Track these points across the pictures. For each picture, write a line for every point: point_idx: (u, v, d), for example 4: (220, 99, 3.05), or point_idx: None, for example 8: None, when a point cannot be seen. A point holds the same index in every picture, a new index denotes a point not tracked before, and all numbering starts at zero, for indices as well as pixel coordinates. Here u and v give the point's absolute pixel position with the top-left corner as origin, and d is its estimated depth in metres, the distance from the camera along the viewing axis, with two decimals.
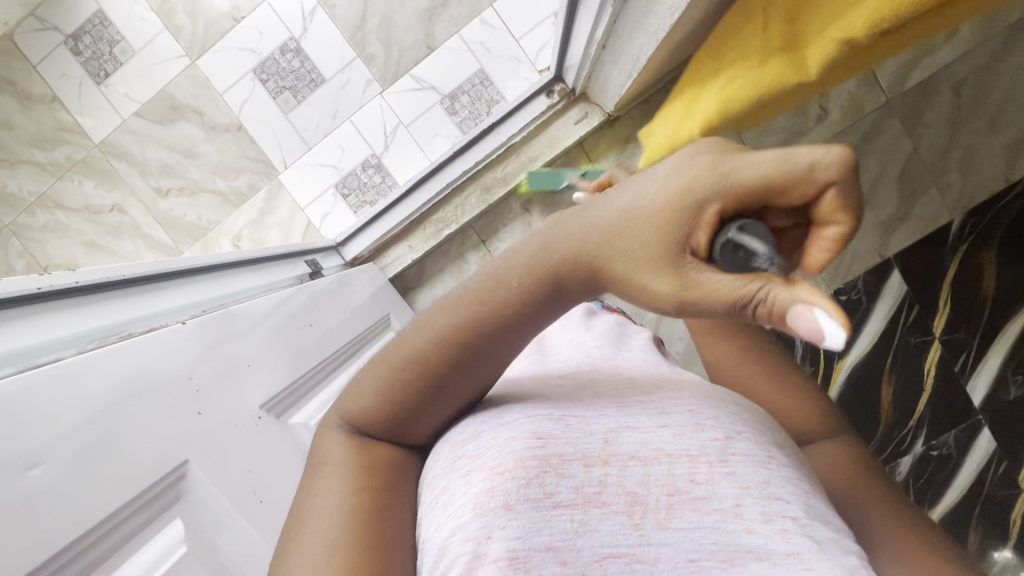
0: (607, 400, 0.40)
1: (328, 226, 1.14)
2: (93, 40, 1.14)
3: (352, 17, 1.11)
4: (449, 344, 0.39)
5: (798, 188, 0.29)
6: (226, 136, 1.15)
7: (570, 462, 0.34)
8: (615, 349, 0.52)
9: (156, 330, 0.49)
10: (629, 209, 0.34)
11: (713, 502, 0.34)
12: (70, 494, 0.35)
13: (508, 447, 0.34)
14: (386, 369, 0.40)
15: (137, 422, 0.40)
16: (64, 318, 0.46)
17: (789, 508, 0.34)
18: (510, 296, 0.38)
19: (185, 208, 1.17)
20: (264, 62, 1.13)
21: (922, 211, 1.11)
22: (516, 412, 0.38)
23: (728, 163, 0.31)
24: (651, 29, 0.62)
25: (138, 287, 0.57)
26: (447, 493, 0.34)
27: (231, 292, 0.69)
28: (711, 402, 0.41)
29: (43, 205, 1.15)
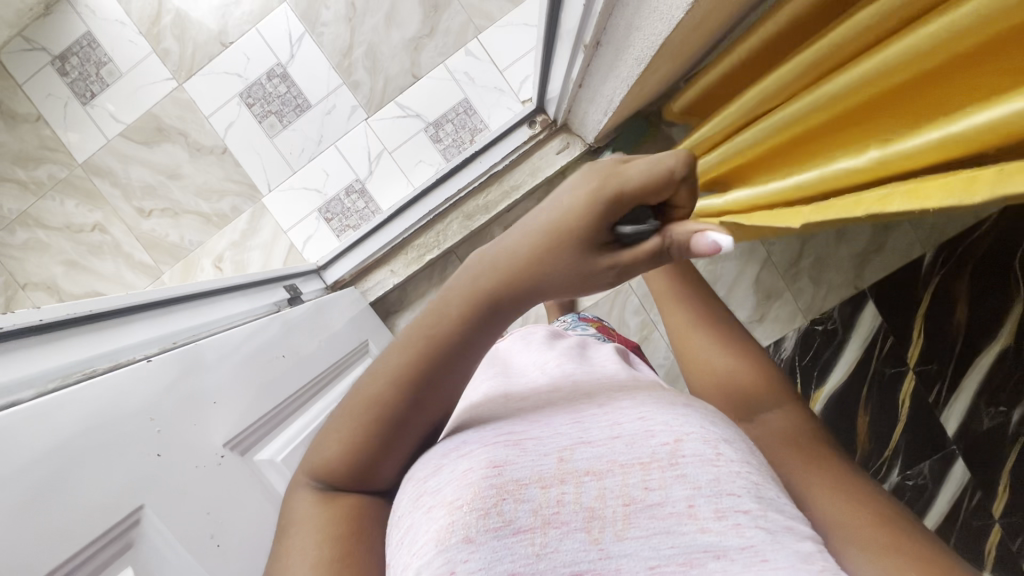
0: (563, 417, 0.41)
1: (309, 249, 1.15)
2: (81, 61, 1.15)
3: (339, 45, 1.13)
4: (402, 378, 0.40)
5: (656, 187, 0.38)
6: (211, 158, 1.16)
7: (527, 486, 0.34)
8: (574, 366, 0.53)
9: (121, 367, 0.49)
10: (534, 231, 0.41)
11: (668, 506, 0.34)
12: (14, 547, 0.34)
13: (466, 480, 0.34)
14: (345, 424, 0.41)
15: (90, 466, 0.40)
16: (29, 355, 0.45)
17: (742, 502, 0.35)
18: (454, 327, 0.40)
19: (167, 229, 1.17)
20: (250, 87, 1.14)
21: (895, 245, 1.16)
22: (476, 442, 0.38)
23: (615, 176, 0.39)
24: (621, 76, 0.63)
25: (106, 321, 0.56)
26: (411, 533, 0.34)
27: (205, 322, 0.70)
28: (664, 405, 0.42)
29: (23, 223, 1.15)
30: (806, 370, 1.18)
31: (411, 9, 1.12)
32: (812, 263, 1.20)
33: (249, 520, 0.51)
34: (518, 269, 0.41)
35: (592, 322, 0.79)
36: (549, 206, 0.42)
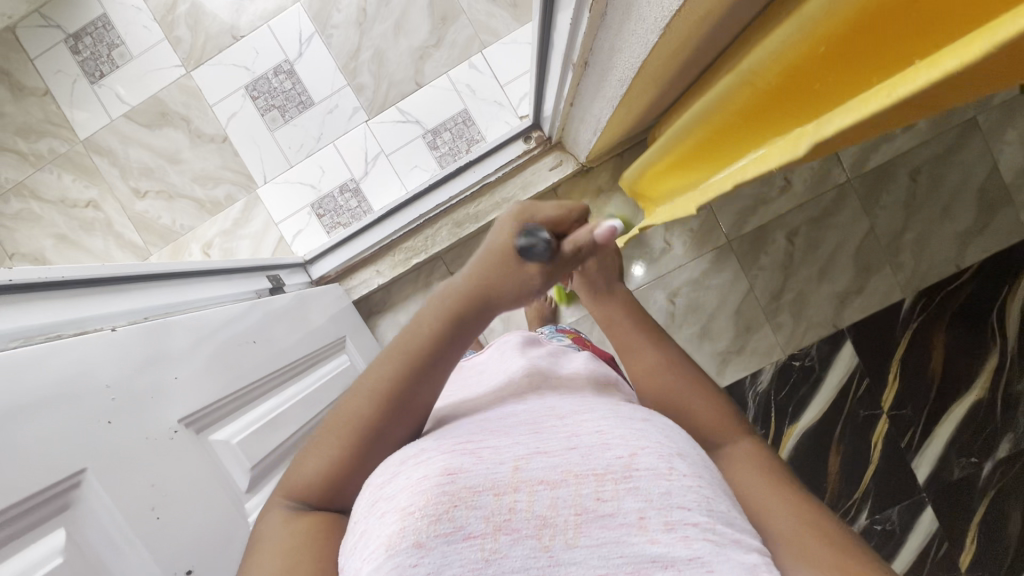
0: (522, 427, 0.42)
1: (299, 243, 1.17)
2: (93, 42, 1.17)
3: (347, 47, 1.15)
4: (376, 395, 0.45)
5: (561, 218, 0.48)
6: (211, 146, 1.17)
7: (480, 493, 0.34)
8: (535, 378, 0.54)
9: (84, 335, 0.49)
10: (484, 256, 0.47)
11: (618, 517, 0.35)
12: None
13: (420, 486, 0.34)
14: (321, 443, 0.46)
15: (39, 429, 0.40)
16: None
17: (691, 515, 0.36)
18: (426, 341, 0.46)
19: (160, 211, 1.18)
20: (256, 80, 1.16)
21: (876, 286, 1.17)
22: (434, 450, 0.39)
23: (527, 206, 0.48)
24: (607, 97, 0.65)
25: (77, 291, 0.57)
26: (363, 537, 0.34)
27: (179, 303, 0.70)
28: (617, 418, 0.43)
29: (19, 192, 1.18)
30: (781, 405, 1.15)
31: (421, 19, 1.14)
32: (793, 299, 1.19)
33: (193, 499, 0.50)
34: (471, 288, 0.47)
35: (568, 333, 0.79)
36: (495, 233, 0.48)
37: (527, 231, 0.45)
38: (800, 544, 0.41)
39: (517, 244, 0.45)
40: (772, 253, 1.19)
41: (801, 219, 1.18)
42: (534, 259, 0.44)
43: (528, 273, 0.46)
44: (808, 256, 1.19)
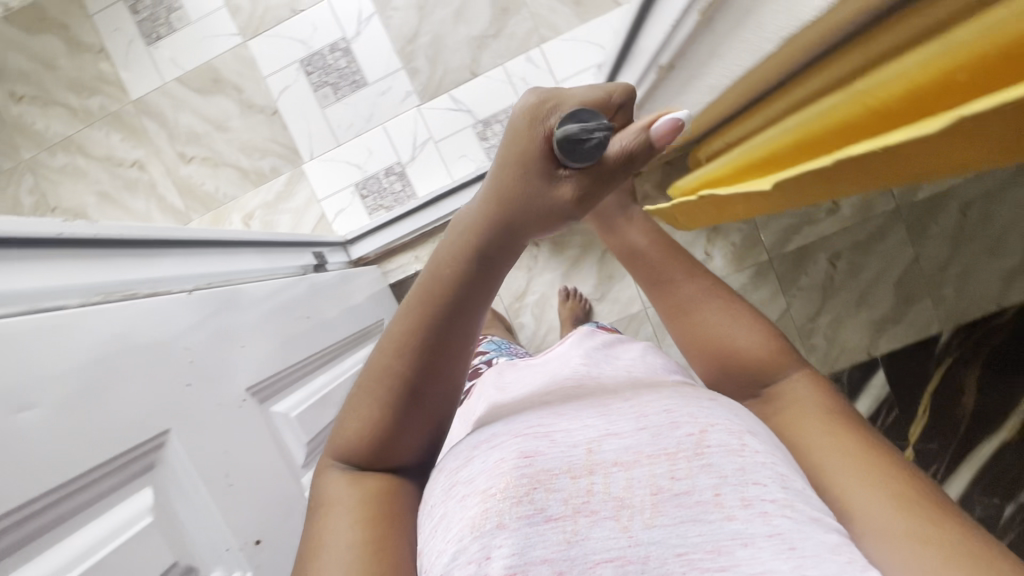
0: (590, 409, 0.42)
1: (340, 222, 1.17)
2: (152, 3, 1.16)
3: (405, 30, 1.14)
4: (403, 348, 0.43)
5: (600, 104, 0.44)
6: (261, 117, 1.17)
7: (558, 476, 0.36)
8: (592, 370, 0.54)
9: (160, 295, 0.49)
10: (500, 176, 0.44)
11: (694, 495, 0.35)
12: (54, 443, 0.34)
13: (498, 469, 0.36)
14: (354, 406, 0.44)
15: (130, 387, 0.40)
16: (75, 268, 0.46)
17: (767, 491, 0.35)
18: (451, 279, 0.43)
19: (204, 178, 1.18)
20: (311, 55, 1.15)
21: (914, 318, 1.16)
22: (504, 433, 0.40)
23: (555, 98, 0.43)
24: (689, 102, 0.64)
25: (149, 251, 0.57)
26: (444, 519, 0.36)
27: (237, 272, 0.70)
28: (688, 399, 0.41)
29: (66, 147, 1.19)
30: None
31: (481, 8, 1.13)
32: (829, 323, 1.19)
33: (259, 469, 0.50)
34: (491, 215, 0.44)
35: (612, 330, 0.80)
36: (510, 142, 0.44)
37: (575, 116, 0.41)
38: (861, 508, 0.38)
39: (557, 128, 0.41)
40: (812, 274, 1.18)
41: (844, 242, 1.17)
42: (593, 152, 0.40)
43: (563, 185, 0.43)
44: (848, 280, 1.18)
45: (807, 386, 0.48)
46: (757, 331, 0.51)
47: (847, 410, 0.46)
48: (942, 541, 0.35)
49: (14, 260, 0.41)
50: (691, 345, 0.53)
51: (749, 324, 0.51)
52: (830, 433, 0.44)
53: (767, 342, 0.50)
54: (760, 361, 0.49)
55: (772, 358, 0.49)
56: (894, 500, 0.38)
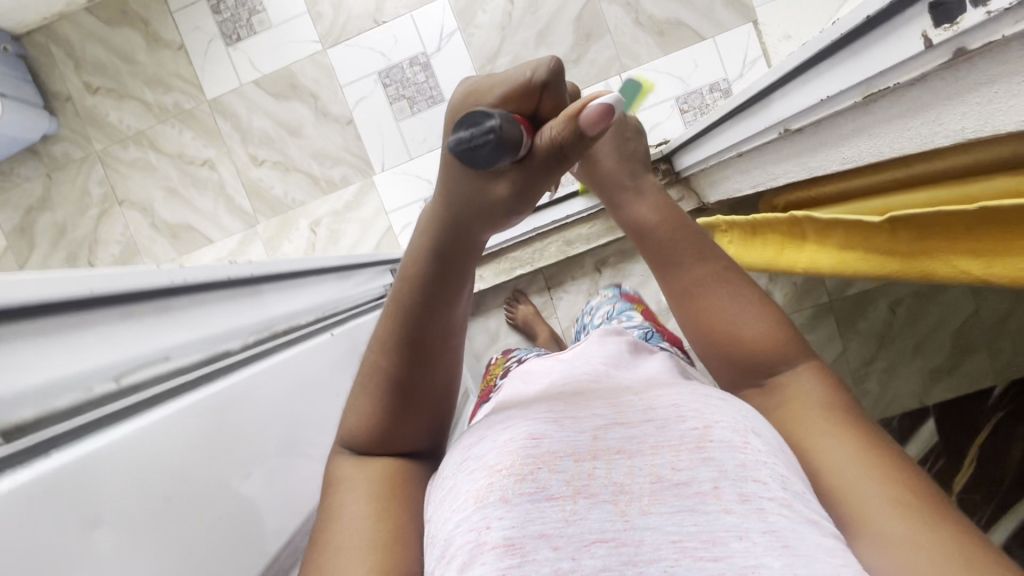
0: (602, 403, 0.40)
1: (406, 236, 1.18)
2: (235, 3, 1.16)
3: (486, 49, 1.14)
4: (385, 350, 0.43)
5: (518, 92, 0.40)
6: (335, 126, 1.17)
7: (562, 459, 0.34)
8: (612, 369, 0.49)
9: (303, 342, 0.51)
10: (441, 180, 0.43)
11: (693, 485, 0.32)
12: (259, 514, 0.36)
13: (508, 447, 0.35)
14: (360, 391, 0.44)
15: (307, 444, 0.44)
16: (242, 306, 0.47)
17: (766, 490, 0.31)
18: (418, 281, 0.44)
19: (274, 182, 1.19)
20: (390, 68, 1.15)
21: (969, 369, 1.16)
22: (520, 418, 0.39)
23: (472, 93, 0.41)
24: (807, 163, 0.65)
25: (294, 281, 0.58)
26: (452, 492, 0.35)
27: (344, 298, 0.71)
28: (699, 393, 0.39)
29: (138, 141, 1.20)
30: None
31: (564, 33, 1.13)
32: (884, 369, 1.18)
33: None
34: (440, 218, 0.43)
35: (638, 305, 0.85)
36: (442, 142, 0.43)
37: (471, 120, 0.37)
38: (867, 514, 0.33)
39: (451, 140, 0.38)
40: (871, 319, 1.19)
41: (906, 290, 1.17)
42: (490, 152, 0.37)
43: (497, 182, 0.41)
44: (906, 328, 1.18)
45: (810, 378, 0.42)
46: (764, 318, 0.44)
47: (851, 407, 0.41)
48: (943, 553, 0.31)
49: (198, 302, 0.42)
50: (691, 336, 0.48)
51: (748, 309, 0.45)
52: (834, 431, 0.38)
53: (776, 329, 0.44)
54: (761, 355, 0.43)
55: (778, 349, 0.43)
56: (898, 506, 0.33)
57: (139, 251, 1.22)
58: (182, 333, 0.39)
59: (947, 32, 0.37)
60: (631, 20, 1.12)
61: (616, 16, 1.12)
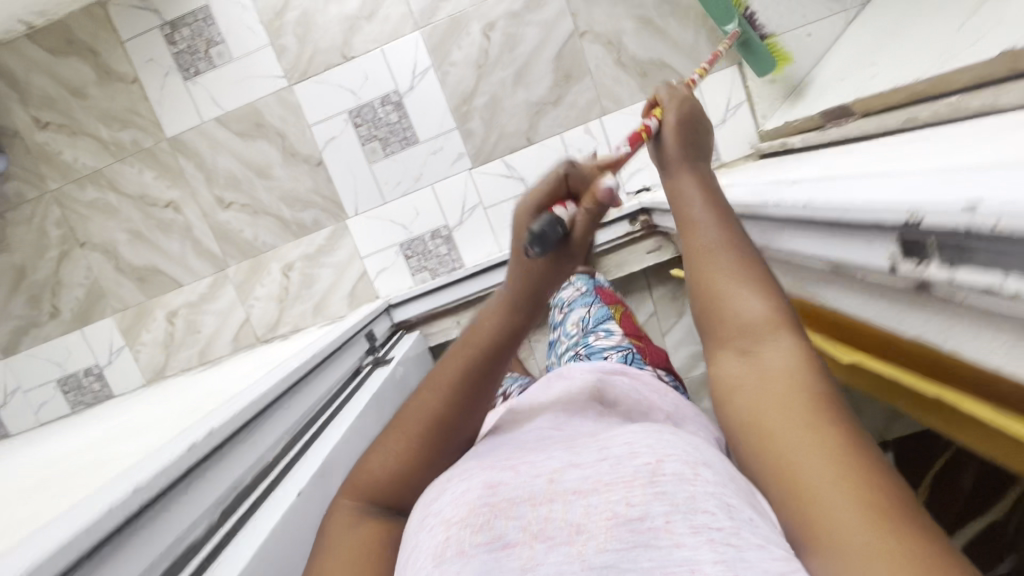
0: (558, 448, 0.40)
1: (382, 281, 1.16)
2: (191, 34, 1.08)
3: (462, 89, 1.09)
4: (449, 387, 0.49)
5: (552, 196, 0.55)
6: (305, 167, 1.12)
7: (518, 505, 0.33)
8: (572, 417, 0.48)
9: (268, 501, 0.51)
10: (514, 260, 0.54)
11: (645, 522, 0.30)
12: None
13: (463, 498, 0.34)
14: (407, 424, 0.48)
15: None
16: (203, 482, 0.48)
17: (716, 519, 0.30)
18: (489, 334, 0.51)
19: (243, 224, 1.15)
20: (361, 106, 1.10)
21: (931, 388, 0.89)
22: (476, 469, 0.39)
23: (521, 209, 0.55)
24: (783, 278, 0.65)
25: (255, 420, 0.58)
26: (413, 551, 0.34)
27: (312, 408, 0.71)
28: (655, 431, 0.38)
29: (96, 181, 1.14)
30: None
31: (543, 72, 1.08)
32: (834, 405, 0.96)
33: None
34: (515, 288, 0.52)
35: (616, 311, 0.85)
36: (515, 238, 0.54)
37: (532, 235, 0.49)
38: (824, 521, 0.29)
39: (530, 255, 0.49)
40: None
41: None
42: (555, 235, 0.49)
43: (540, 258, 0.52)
44: None
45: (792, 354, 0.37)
46: (766, 300, 0.40)
47: (831, 390, 0.34)
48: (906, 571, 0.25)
49: (157, 514, 0.42)
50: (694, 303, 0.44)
51: (755, 279, 0.41)
52: (809, 419, 0.32)
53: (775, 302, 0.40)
54: (757, 324, 0.39)
55: (771, 331, 0.38)
56: (850, 506, 0.28)
57: (106, 294, 1.19)
58: (141, 562, 0.39)
59: (913, 270, 0.37)
60: (613, 60, 1.07)
61: (598, 55, 1.07)
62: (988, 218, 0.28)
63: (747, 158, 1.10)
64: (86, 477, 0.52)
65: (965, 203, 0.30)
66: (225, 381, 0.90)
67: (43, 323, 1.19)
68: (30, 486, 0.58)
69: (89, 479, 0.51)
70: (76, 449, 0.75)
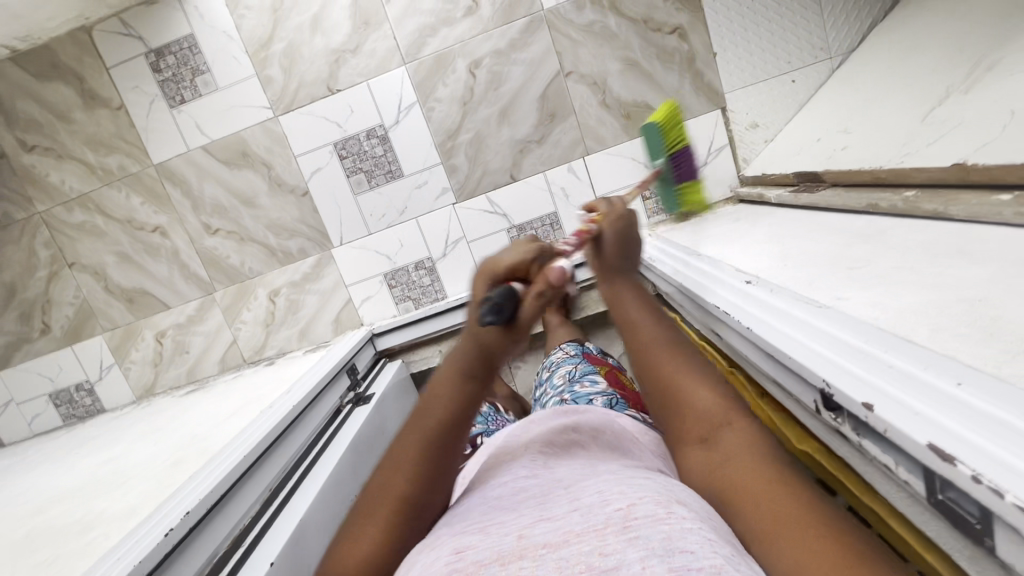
0: (527, 503, 0.40)
1: (366, 308, 1.19)
2: (176, 62, 1.08)
3: (447, 125, 1.09)
4: (408, 465, 0.46)
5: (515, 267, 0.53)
6: (290, 197, 1.14)
7: (487, 566, 0.33)
8: (550, 458, 0.46)
9: (246, 561, 0.55)
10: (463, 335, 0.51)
11: (620, 570, 0.30)
12: None
13: (431, 566, 0.34)
14: (369, 510, 0.45)
15: None
16: (183, 556, 0.51)
17: (693, 558, 0.29)
18: (442, 403, 0.48)
19: (230, 250, 1.17)
20: (346, 139, 1.11)
21: None
22: (447, 534, 0.39)
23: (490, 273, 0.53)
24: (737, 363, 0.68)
25: (235, 480, 0.61)
26: None
27: (295, 451, 0.74)
28: (627, 479, 0.39)
29: (83, 205, 1.15)
30: None
31: (528, 111, 1.09)
32: None
33: None
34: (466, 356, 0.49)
35: (600, 367, 0.86)
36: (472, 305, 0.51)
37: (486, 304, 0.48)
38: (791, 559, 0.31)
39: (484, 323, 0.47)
40: None
41: None
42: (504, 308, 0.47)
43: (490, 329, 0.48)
44: None
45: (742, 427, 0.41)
46: (710, 386, 0.45)
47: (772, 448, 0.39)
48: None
49: None
50: (649, 396, 0.48)
51: (692, 366, 0.47)
52: (756, 476, 0.37)
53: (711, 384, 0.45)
54: (703, 406, 0.43)
55: (717, 408, 0.43)
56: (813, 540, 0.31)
57: (95, 314, 1.21)
58: None
59: (830, 419, 0.41)
60: (597, 101, 1.08)
61: (582, 95, 1.08)
62: (880, 423, 0.33)
63: (727, 201, 1.12)
64: (74, 542, 0.57)
65: (864, 403, 0.34)
66: (208, 416, 0.93)
67: (32, 340, 1.22)
68: (20, 542, 0.62)
69: (78, 545, 0.56)
70: (65, 488, 0.78)
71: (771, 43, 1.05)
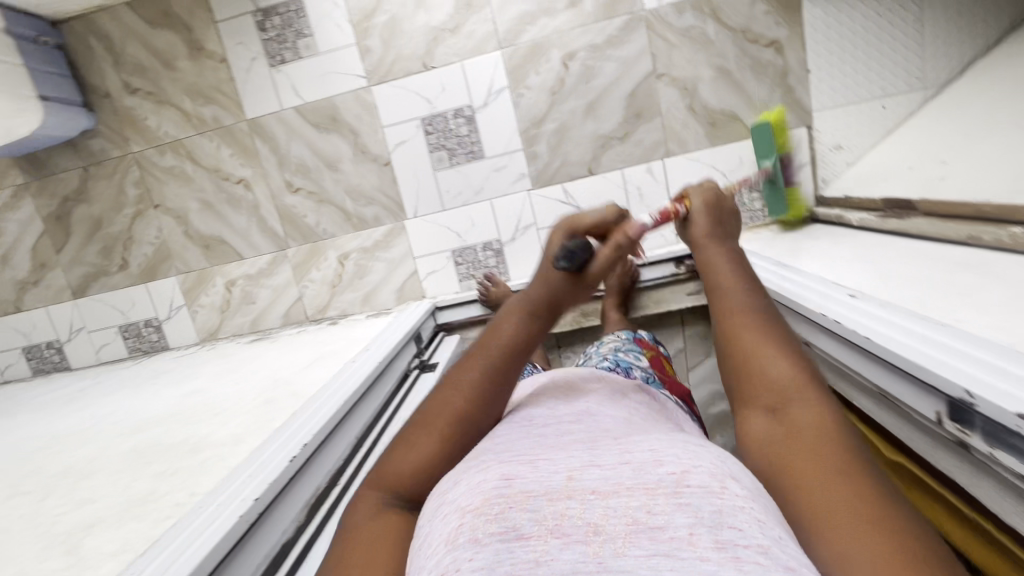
0: (580, 444, 0.39)
1: (430, 282, 1.23)
2: (281, 23, 1.12)
3: (534, 113, 1.12)
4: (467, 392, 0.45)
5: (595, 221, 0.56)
6: (372, 165, 1.17)
7: (534, 499, 0.32)
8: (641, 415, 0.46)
9: (347, 497, 0.58)
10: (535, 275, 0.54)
11: (666, 531, 0.29)
12: None
13: (479, 487, 0.34)
14: (426, 423, 0.44)
15: None
16: (299, 482, 0.55)
17: (740, 534, 0.28)
18: (505, 337, 0.48)
19: (307, 210, 1.21)
20: (434, 116, 1.14)
21: None
22: (491, 458, 0.38)
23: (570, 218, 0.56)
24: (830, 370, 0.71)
25: (338, 422, 0.65)
26: (425, 538, 0.33)
27: (379, 407, 0.78)
28: (683, 441, 0.38)
29: (175, 150, 1.21)
30: None
31: (615, 108, 1.10)
32: None
33: None
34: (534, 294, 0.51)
35: (647, 350, 0.86)
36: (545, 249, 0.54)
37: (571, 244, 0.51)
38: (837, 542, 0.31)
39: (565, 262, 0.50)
40: None
41: None
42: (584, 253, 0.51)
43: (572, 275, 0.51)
44: None
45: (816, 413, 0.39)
46: (790, 364, 0.42)
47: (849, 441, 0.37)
48: None
49: (266, 513, 0.50)
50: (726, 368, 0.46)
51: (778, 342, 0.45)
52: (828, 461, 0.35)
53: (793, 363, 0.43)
54: (784, 384, 0.41)
55: (795, 390, 0.41)
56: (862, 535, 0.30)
57: (172, 256, 1.27)
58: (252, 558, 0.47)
59: (954, 429, 0.43)
60: (685, 106, 1.10)
61: (670, 99, 1.09)
62: None
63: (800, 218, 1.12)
64: (187, 459, 0.61)
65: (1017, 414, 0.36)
66: (282, 365, 0.97)
67: (111, 273, 1.28)
68: (129, 455, 0.67)
69: (192, 463, 0.60)
70: (154, 413, 0.83)
71: (868, 67, 1.05)
